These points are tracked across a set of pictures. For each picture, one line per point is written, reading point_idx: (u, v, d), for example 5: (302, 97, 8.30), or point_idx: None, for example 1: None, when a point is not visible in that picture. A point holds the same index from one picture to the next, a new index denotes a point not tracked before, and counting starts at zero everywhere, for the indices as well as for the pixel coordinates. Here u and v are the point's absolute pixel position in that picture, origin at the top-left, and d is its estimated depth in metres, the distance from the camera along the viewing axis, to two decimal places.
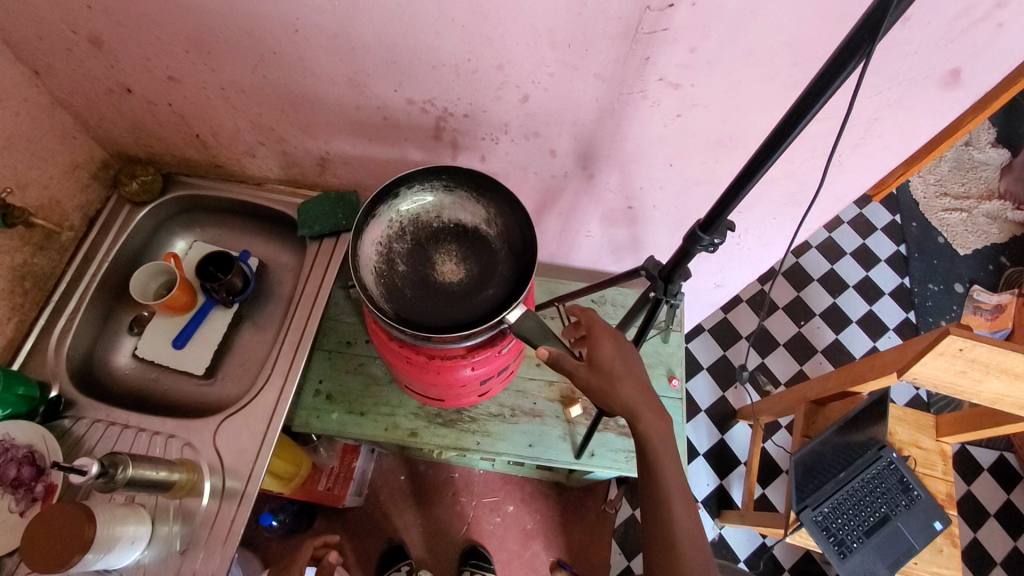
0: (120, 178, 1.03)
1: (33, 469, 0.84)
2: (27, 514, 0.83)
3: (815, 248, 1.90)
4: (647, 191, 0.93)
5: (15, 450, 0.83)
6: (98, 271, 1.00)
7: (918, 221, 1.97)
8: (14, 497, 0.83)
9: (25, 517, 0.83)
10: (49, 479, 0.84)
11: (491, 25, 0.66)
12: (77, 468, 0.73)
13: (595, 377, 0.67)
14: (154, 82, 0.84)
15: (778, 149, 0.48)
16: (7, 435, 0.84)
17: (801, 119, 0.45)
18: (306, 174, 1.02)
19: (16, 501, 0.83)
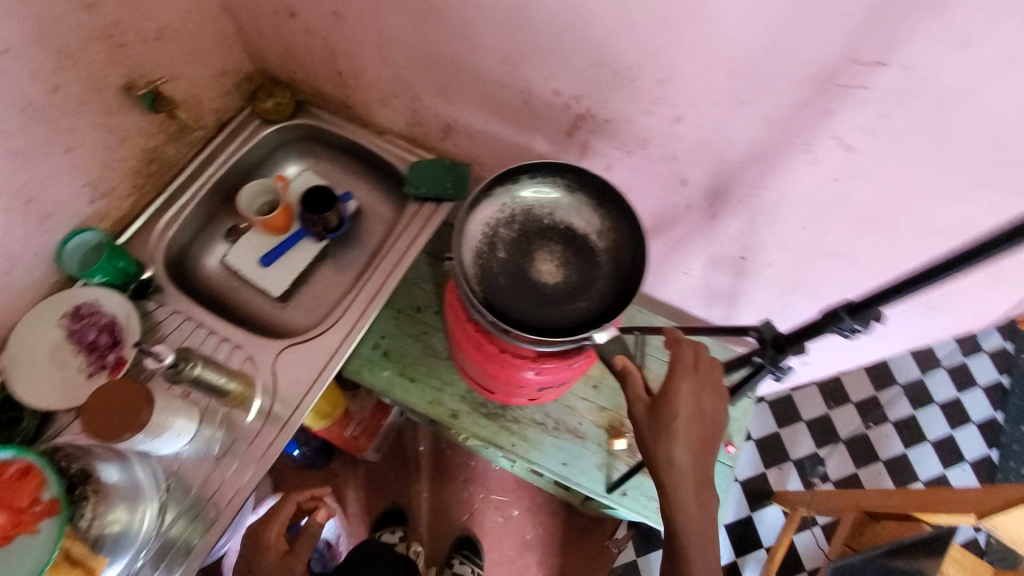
0: (258, 94, 1.07)
1: (111, 338, 0.88)
2: (93, 379, 0.87)
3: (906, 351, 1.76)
4: (767, 245, 0.87)
5: (99, 316, 0.89)
6: (214, 173, 1.04)
7: None
8: (86, 360, 0.87)
9: (91, 381, 0.86)
10: (122, 352, 0.87)
11: (672, 37, 0.63)
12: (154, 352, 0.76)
13: (647, 422, 0.63)
14: (318, 12, 0.86)
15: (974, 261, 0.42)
16: (96, 301, 0.89)
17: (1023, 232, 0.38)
18: (427, 135, 1.02)
19: (88, 365, 0.87)
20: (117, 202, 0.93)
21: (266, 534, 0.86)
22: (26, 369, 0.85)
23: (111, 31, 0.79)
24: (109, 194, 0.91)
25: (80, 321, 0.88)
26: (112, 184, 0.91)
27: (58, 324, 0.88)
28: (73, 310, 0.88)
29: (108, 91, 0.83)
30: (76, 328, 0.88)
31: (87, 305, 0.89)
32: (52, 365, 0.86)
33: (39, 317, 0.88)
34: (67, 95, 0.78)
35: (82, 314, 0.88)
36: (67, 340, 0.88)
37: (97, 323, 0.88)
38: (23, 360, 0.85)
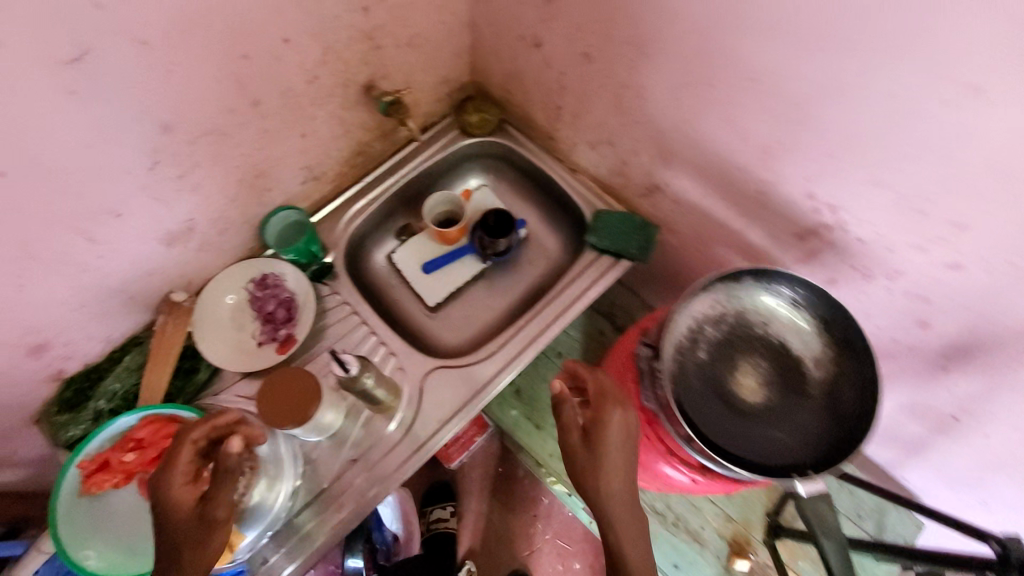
0: (467, 106, 1.07)
1: (287, 315, 0.91)
2: (262, 347, 0.90)
3: None
4: (996, 421, 0.75)
5: (281, 290, 0.92)
6: (409, 173, 1.05)
7: None
8: (260, 328, 0.91)
9: (260, 349, 0.90)
10: (293, 331, 0.90)
11: (999, 190, 0.54)
12: (343, 360, 0.78)
13: (583, 450, 0.64)
14: (567, 50, 0.83)
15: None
16: (282, 275, 0.92)
17: None
18: (626, 187, 0.97)
19: (260, 332, 0.90)
20: (320, 185, 0.96)
21: (172, 488, 0.56)
22: (207, 324, 0.88)
23: (373, 34, 0.81)
24: (318, 178, 0.94)
25: (262, 290, 0.91)
26: (324, 169, 0.94)
27: (244, 287, 0.92)
28: (259, 277, 0.92)
29: (351, 86, 0.85)
30: (258, 295, 0.91)
31: (272, 276, 0.92)
32: (231, 325, 0.90)
33: (231, 276, 0.92)
34: (321, 85, 0.80)
35: (267, 284, 0.92)
36: (248, 303, 0.91)
37: (276, 296, 0.91)
38: (208, 314, 0.89)
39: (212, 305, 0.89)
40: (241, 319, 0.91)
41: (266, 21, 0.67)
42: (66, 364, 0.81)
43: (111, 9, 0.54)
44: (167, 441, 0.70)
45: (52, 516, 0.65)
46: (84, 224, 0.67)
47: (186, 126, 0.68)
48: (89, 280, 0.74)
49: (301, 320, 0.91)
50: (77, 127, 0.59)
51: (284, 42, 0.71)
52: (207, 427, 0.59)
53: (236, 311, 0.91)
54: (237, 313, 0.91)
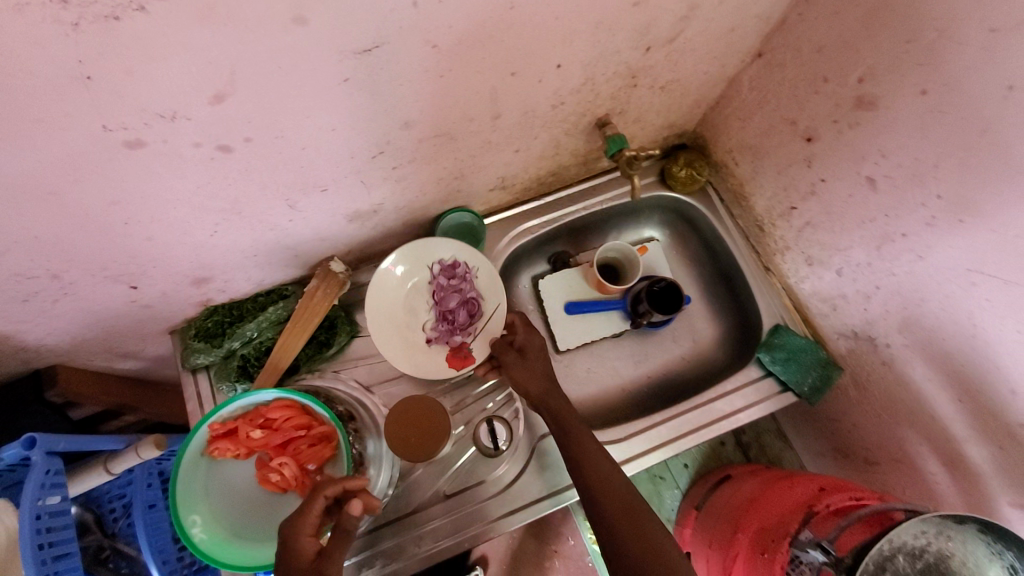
0: (681, 157, 0.93)
1: (466, 319, 0.86)
2: (430, 344, 0.86)
3: None
4: None
5: (469, 293, 0.86)
6: (592, 206, 0.96)
7: None
8: (437, 322, 0.86)
9: (427, 347, 0.86)
10: (468, 341, 0.86)
11: None
12: (496, 429, 0.83)
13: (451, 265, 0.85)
14: (846, 163, 0.70)
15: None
16: (474, 272, 0.86)
17: None
18: (828, 320, 0.85)
19: (433, 326, 0.86)
20: (504, 196, 0.89)
21: (297, 539, 0.58)
22: (381, 298, 0.84)
23: (638, 73, 0.69)
24: (506, 189, 0.87)
25: (450, 279, 0.86)
26: (516, 183, 0.86)
27: (429, 269, 0.86)
28: (449, 263, 0.86)
29: (587, 116, 0.75)
30: (445, 285, 0.86)
31: (463, 269, 0.86)
32: (404, 307, 0.86)
33: (419, 252, 0.85)
34: (561, 112, 0.71)
35: (455, 274, 0.86)
36: (429, 287, 0.87)
37: (462, 291, 0.86)
38: (385, 288, 0.84)
39: (391, 280, 0.85)
40: (416, 303, 0.87)
41: (550, 47, 0.58)
42: (218, 296, 0.80)
43: (424, 10, 0.47)
44: (294, 432, 0.68)
45: (174, 471, 0.65)
46: (293, 193, 0.64)
47: (424, 126, 0.62)
48: (272, 235, 0.71)
49: (479, 330, 0.86)
50: (333, 111, 0.54)
51: (556, 68, 0.62)
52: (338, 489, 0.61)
53: (414, 292, 0.86)
54: (414, 294, 0.86)
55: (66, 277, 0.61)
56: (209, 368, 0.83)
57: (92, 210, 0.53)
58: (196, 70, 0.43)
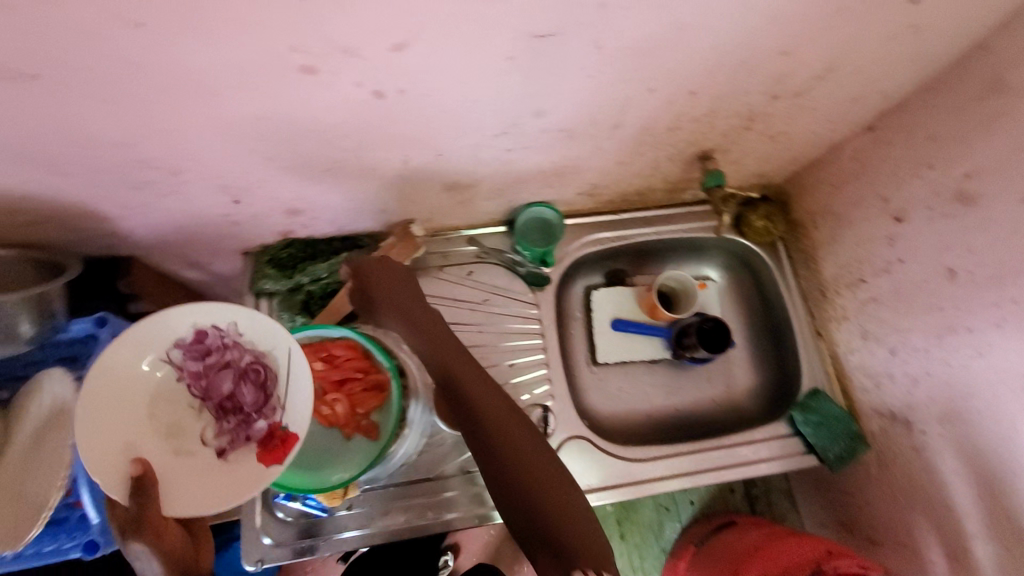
0: (760, 206, 0.95)
1: (251, 397, 0.65)
2: (225, 457, 0.64)
3: None
4: None
5: (235, 360, 0.66)
6: (663, 232, 0.99)
7: None
8: (213, 422, 0.66)
9: (223, 463, 0.64)
10: (275, 419, 0.65)
11: None
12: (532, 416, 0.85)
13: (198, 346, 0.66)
14: (928, 252, 0.73)
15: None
16: (237, 329, 0.67)
17: None
18: (868, 396, 0.86)
19: (216, 429, 0.66)
20: (586, 202, 0.92)
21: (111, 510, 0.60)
22: (126, 420, 0.63)
23: (755, 118, 0.72)
24: (591, 196, 0.90)
25: (203, 359, 0.66)
26: (602, 193, 0.89)
27: (167, 359, 0.66)
28: (191, 339, 0.66)
29: (693, 146, 0.78)
30: (200, 374, 0.66)
31: (211, 331, 0.66)
32: (167, 424, 0.65)
33: (141, 341, 0.65)
34: (673, 137, 0.74)
35: (207, 347, 0.66)
36: (176, 381, 0.66)
37: (231, 364, 0.66)
38: (130, 392, 0.64)
39: (136, 385, 0.65)
40: (180, 413, 0.66)
41: (691, 74, 0.61)
42: (300, 229, 0.82)
43: (606, 11, 0.49)
44: (352, 372, 0.73)
45: None
46: (413, 150, 0.66)
47: (553, 117, 0.65)
48: (373, 185, 0.73)
49: (282, 392, 0.66)
50: (484, 82, 0.56)
51: (688, 94, 0.65)
52: (110, 484, 0.59)
53: (168, 403, 0.66)
54: (164, 398, 0.66)
55: (184, 176, 0.64)
56: (271, 297, 0.86)
57: (240, 120, 0.56)
58: (390, 16, 0.46)
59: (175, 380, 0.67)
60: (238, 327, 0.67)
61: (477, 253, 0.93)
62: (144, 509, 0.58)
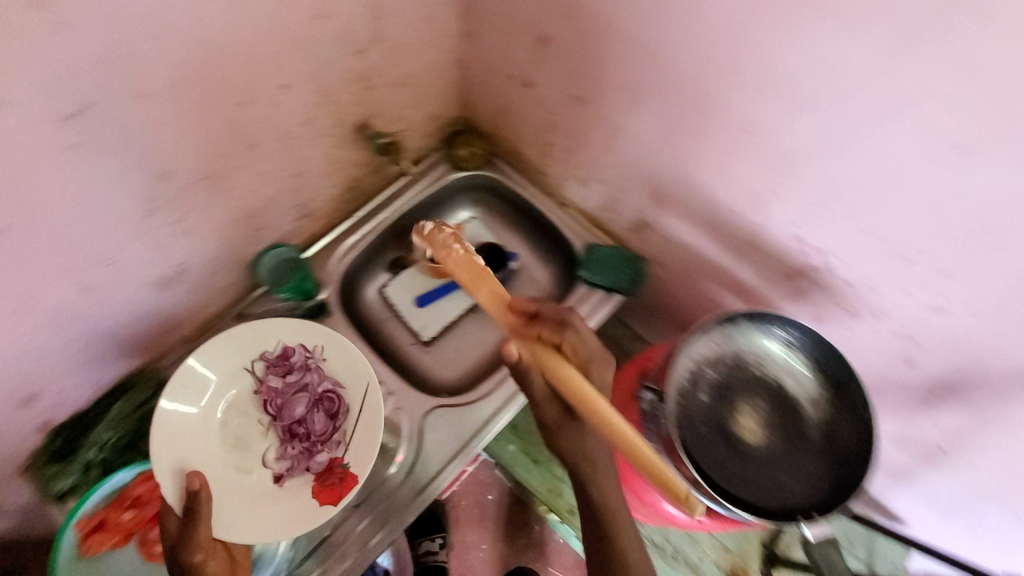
0: (456, 140, 1.09)
1: (320, 433, 0.83)
2: (280, 483, 0.81)
3: None
4: (982, 456, 0.76)
5: (314, 392, 0.85)
6: (400, 206, 1.06)
7: None
8: (289, 445, 0.84)
9: (278, 487, 0.81)
10: (334, 454, 0.82)
11: (980, 240, 0.56)
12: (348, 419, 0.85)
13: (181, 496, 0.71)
14: (556, 94, 0.86)
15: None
16: (320, 357, 0.86)
17: None
18: (616, 222, 0.99)
19: (281, 452, 0.83)
20: (312, 222, 0.97)
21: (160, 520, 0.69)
22: (194, 445, 0.79)
23: (365, 75, 0.82)
24: (310, 214, 0.95)
25: (284, 376, 0.85)
26: (314, 207, 0.94)
27: (252, 371, 0.85)
28: (276, 356, 0.86)
29: (344, 126, 0.86)
30: (273, 403, 0.85)
31: (273, 355, 0.86)
32: (229, 441, 0.82)
33: (208, 378, 0.83)
34: (315, 128, 0.81)
35: (292, 367, 0.86)
36: (255, 394, 0.85)
37: (307, 385, 0.85)
38: (201, 428, 0.81)
39: (187, 421, 0.80)
40: (251, 427, 0.84)
41: (264, 72, 0.68)
42: (51, 413, 0.79)
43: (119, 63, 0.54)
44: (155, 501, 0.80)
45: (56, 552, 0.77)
46: (78, 273, 0.67)
47: (183, 172, 0.68)
48: (78, 326, 0.72)
49: (345, 429, 0.83)
50: (74, 178, 0.58)
51: (281, 88, 0.71)
52: (172, 501, 0.72)
53: (241, 416, 0.84)
54: (232, 417, 0.84)
55: None
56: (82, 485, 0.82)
57: None
58: None
59: (254, 391, 0.85)
60: (323, 353, 0.86)
61: (253, 322, 0.95)
62: (194, 523, 0.67)
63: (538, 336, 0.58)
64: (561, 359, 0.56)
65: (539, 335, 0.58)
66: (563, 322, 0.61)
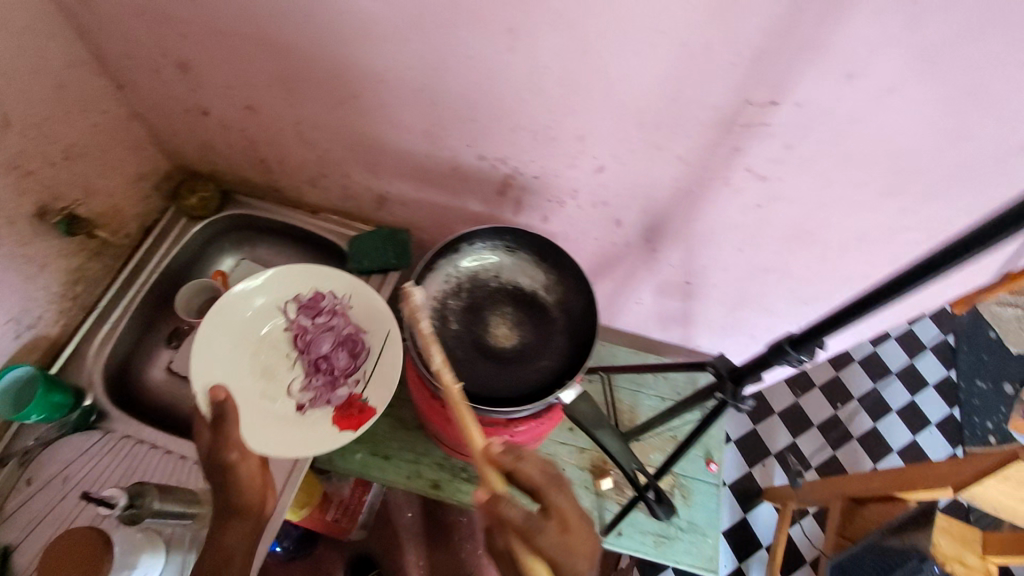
0: (181, 192, 1.06)
1: (346, 367, 0.86)
2: (301, 412, 0.84)
3: (857, 364, 1.98)
4: (708, 271, 0.89)
5: (342, 335, 0.88)
6: (147, 278, 1.01)
7: (968, 345, 2.05)
8: (314, 378, 0.86)
9: (298, 415, 0.83)
10: (354, 392, 0.85)
11: (581, 98, 0.65)
12: (106, 498, 0.69)
13: (207, 440, 0.71)
14: (231, 109, 0.86)
15: (912, 285, 0.40)
16: (346, 304, 0.89)
17: (905, 288, 0.41)
18: (362, 208, 1.02)
19: (307, 384, 0.86)
20: (44, 331, 0.89)
21: (196, 438, 0.72)
22: (233, 373, 0.83)
23: (18, 163, 0.76)
24: (35, 324, 0.87)
25: (314, 317, 0.89)
26: (34, 316, 0.86)
27: (282, 311, 0.89)
28: (309, 299, 0.89)
29: (24, 221, 0.80)
30: (308, 326, 0.89)
31: (332, 300, 0.89)
32: (260, 370, 0.85)
33: (232, 313, 0.86)
34: None
35: (320, 309, 0.89)
36: (285, 330, 0.89)
37: (334, 329, 0.88)
38: (237, 335, 0.86)
39: (233, 323, 0.86)
40: (278, 360, 0.87)
41: None
42: None
43: None
44: None
45: None
46: None
47: None
48: None
49: (369, 368, 0.85)
50: None
51: None
52: (200, 407, 0.75)
53: (269, 346, 0.87)
54: (266, 349, 0.87)
55: None
56: None
57: None
58: None
59: (285, 328, 0.89)
60: (349, 300, 0.89)
61: (18, 462, 0.84)
62: (223, 428, 0.71)
63: (501, 518, 0.51)
64: (531, 556, 0.51)
65: (541, 552, 0.51)
66: (539, 525, 0.51)
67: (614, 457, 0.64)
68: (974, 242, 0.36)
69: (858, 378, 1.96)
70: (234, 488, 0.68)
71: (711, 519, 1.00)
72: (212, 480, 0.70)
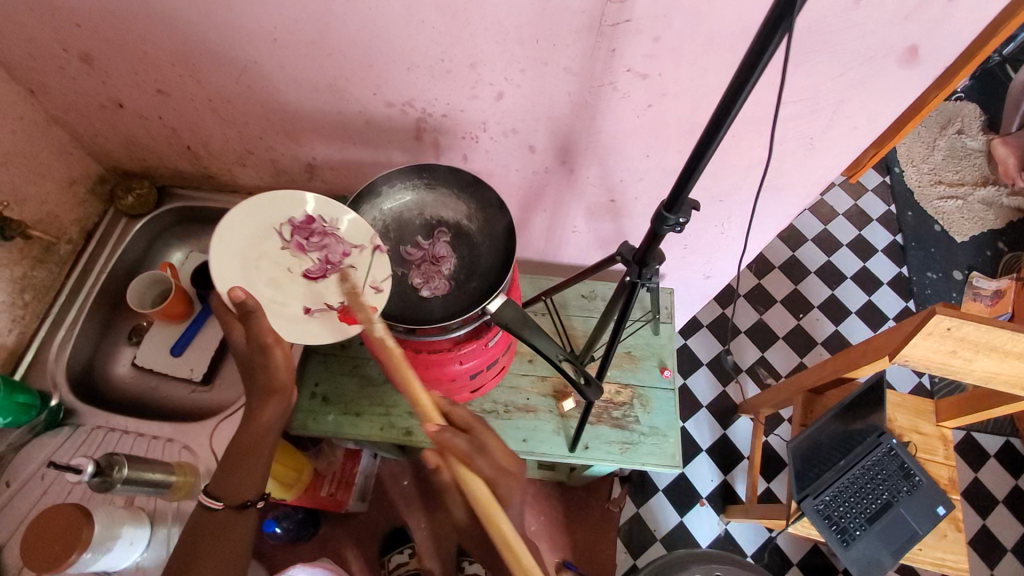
0: (116, 192, 1.07)
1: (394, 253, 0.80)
2: (310, 314, 0.77)
3: (813, 275, 2.06)
4: (627, 183, 0.94)
5: (331, 247, 0.78)
6: (97, 280, 1.04)
7: (916, 239, 2.14)
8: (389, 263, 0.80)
9: (308, 316, 0.77)
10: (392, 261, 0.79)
11: (460, 24, 0.68)
12: (73, 466, 0.72)
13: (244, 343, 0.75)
14: (144, 96, 0.88)
15: (728, 116, 0.47)
16: (333, 223, 0.78)
17: (722, 122, 0.48)
18: (295, 180, 1.04)
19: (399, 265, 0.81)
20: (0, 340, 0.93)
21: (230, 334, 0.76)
22: (250, 273, 0.76)
23: None
24: None
25: (309, 235, 0.78)
26: None
27: (278, 232, 0.78)
28: (301, 220, 0.78)
29: None
30: (307, 256, 0.78)
31: (323, 223, 0.78)
32: (273, 278, 0.77)
33: (251, 220, 0.77)
34: None
35: (312, 229, 0.78)
36: (286, 252, 0.78)
37: (329, 244, 0.78)
38: (251, 245, 0.77)
39: (247, 241, 0.77)
40: (263, 268, 0.77)
41: None
42: None
43: None
44: None
45: None
46: None
47: None
48: None
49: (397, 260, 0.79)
50: None
51: None
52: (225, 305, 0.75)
53: (270, 259, 0.77)
54: (268, 261, 0.77)
55: None
56: None
57: None
58: None
59: (282, 247, 0.78)
60: (336, 223, 0.78)
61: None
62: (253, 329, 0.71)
63: (449, 444, 0.66)
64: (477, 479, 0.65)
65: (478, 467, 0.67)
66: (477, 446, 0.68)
67: (542, 352, 0.72)
68: (753, 58, 0.43)
69: (816, 288, 2.04)
70: (262, 370, 0.74)
71: (671, 420, 1.08)
72: (250, 356, 0.75)
